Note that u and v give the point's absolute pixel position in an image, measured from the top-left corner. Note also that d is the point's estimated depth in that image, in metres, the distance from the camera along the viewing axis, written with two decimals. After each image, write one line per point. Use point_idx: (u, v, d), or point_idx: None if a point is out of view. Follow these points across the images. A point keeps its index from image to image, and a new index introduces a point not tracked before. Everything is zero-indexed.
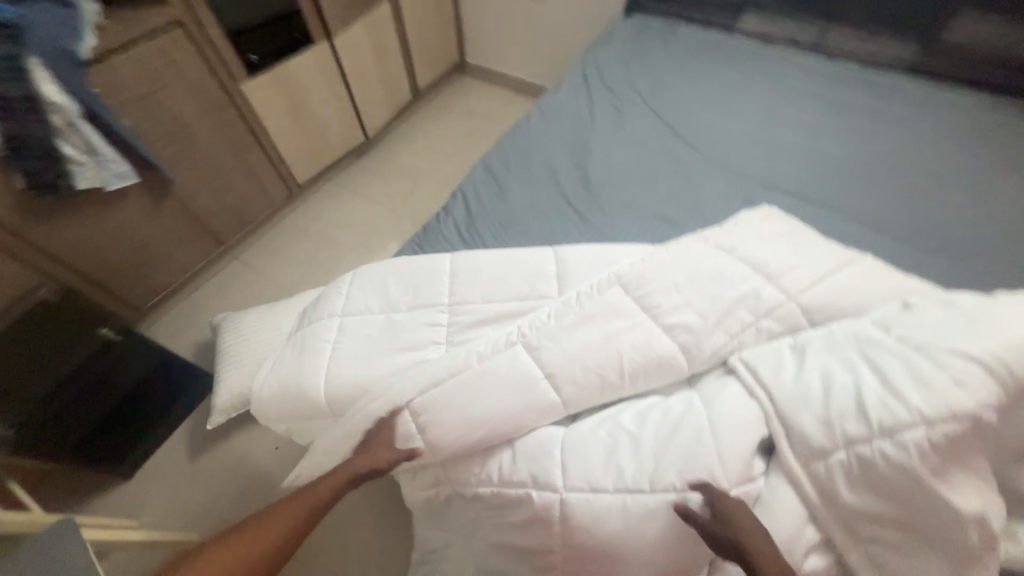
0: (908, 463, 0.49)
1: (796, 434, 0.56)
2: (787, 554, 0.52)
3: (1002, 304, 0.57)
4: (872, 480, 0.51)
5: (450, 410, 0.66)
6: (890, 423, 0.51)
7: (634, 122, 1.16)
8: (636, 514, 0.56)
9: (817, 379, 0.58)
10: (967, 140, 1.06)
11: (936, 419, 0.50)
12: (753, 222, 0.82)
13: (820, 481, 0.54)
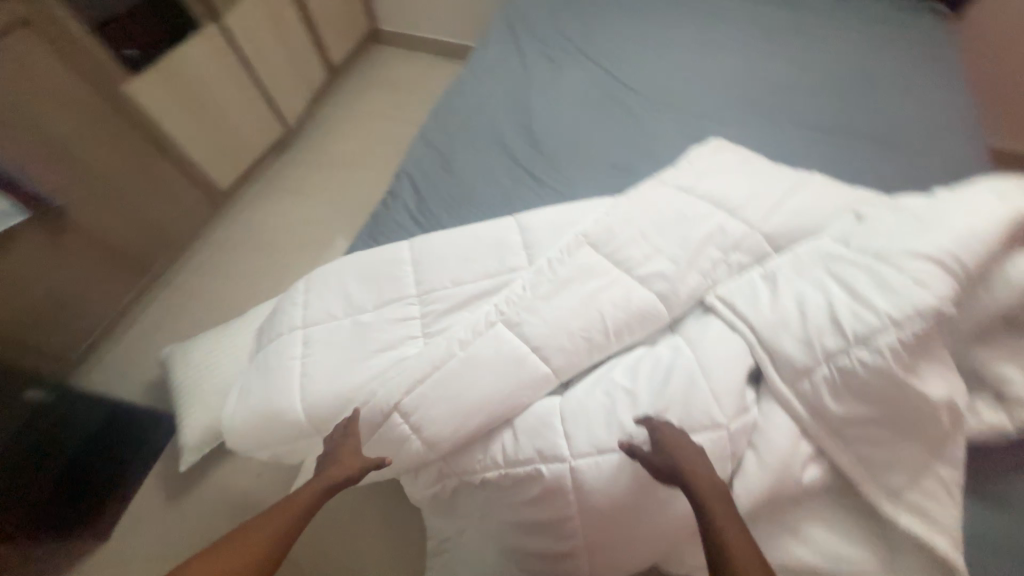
0: (884, 366, 0.52)
1: (781, 359, 0.58)
2: (789, 471, 0.55)
3: (944, 200, 0.61)
4: (855, 386, 0.54)
5: (442, 403, 0.64)
6: (864, 332, 0.54)
7: (571, 70, 1.12)
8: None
9: (792, 303, 0.60)
10: (883, 48, 1.10)
11: (905, 320, 0.53)
12: (705, 158, 0.82)
13: (808, 398, 0.56)
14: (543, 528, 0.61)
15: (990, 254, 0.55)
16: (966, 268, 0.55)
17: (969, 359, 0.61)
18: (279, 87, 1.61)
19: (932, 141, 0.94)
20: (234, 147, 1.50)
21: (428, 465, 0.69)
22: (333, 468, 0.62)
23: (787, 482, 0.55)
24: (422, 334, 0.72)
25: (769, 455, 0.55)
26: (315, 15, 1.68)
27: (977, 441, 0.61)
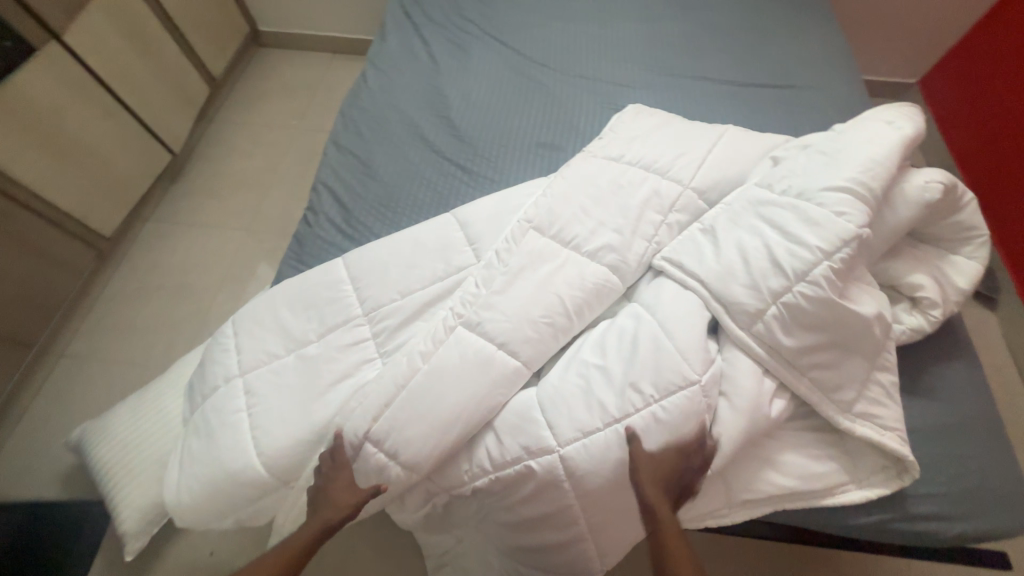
0: (823, 295, 0.57)
1: (734, 307, 0.60)
2: (760, 409, 0.58)
3: (844, 134, 0.66)
4: (802, 319, 0.58)
5: (416, 422, 0.60)
6: (802, 267, 0.58)
7: (478, 52, 1.08)
8: (632, 438, 0.56)
9: (734, 252, 0.62)
10: (761, 1, 1.18)
11: (833, 250, 0.57)
12: (627, 124, 0.83)
13: (765, 338, 0.59)
14: (545, 521, 0.60)
15: (890, 178, 0.61)
16: (874, 193, 0.60)
17: (887, 274, 0.67)
18: (151, 108, 1.41)
19: (818, 81, 1.03)
20: (105, 183, 1.30)
21: (412, 488, 0.65)
22: (329, 508, 0.60)
23: (760, 420, 0.58)
24: (379, 355, 0.67)
25: (740, 398, 0.58)
26: (178, 21, 1.48)
27: (900, 344, 0.69)
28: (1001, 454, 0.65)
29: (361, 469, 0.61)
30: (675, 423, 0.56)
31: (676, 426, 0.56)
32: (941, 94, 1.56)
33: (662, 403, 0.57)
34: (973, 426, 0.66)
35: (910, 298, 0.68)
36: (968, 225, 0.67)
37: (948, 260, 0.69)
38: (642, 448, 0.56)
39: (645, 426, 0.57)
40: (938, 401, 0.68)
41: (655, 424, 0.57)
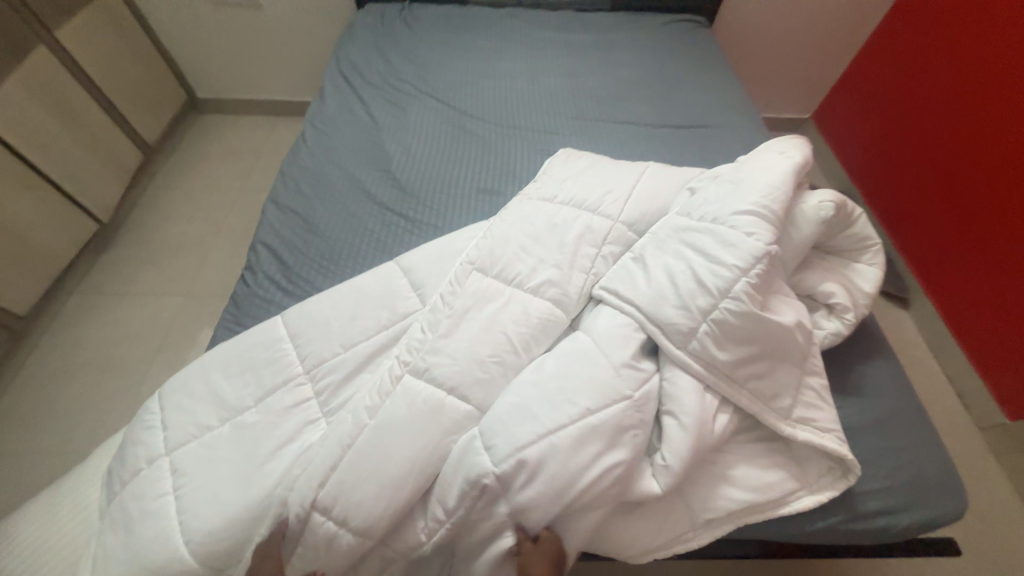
0: (745, 308, 0.61)
1: (669, 327, 0.63)
2: (705, 423, 0.60)
3: (746, 164, 0.74)
4: (731, 333, 0.62)
5: (365, 480, 0.57)
6: (724, 284, 0.62)
7: (416, 109, 1.13)
8: (568, 453, 0.56)
9: (663, 276, 0.66)
10: (667, 54, 1.34)
11: (749, 266, 0.62)
12: (558, 167, 0.89)
13: (700, 355, 0.62)
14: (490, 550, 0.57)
15: (788, 199, 0.68)
16: (777, 213, 0.66)
17: (803, 286, 0.74)
18: (75, 178, 1.34)
19: (724, 119, 1.15)
20: (19, 258, 1.20)
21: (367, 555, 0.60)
22: None
23: (706, 435, 0.59)
24: (324, 413, 0.64)
25: (685, 416, 0.59)
26: (109, 92, 1.46)
27: (825, 349, 0.74)
28: (928, 440, 0.70)
29: (309, 541, 0.56)
30: (608, 435, 0.57)
31: (608, 438, 0.57)
32: (834, 126, 1.79)
33: (597, 413, 0.57)
34: (901, 417, 0.72)
35: (826, 305, 0.74)
36: (863, 236, 0.75)
37: (852, 269, 0.77)
38: (577, 458, 0.56)
39: (579, 435, 0.56)
40: (868, 398, 0.72)
41: (590, 432, 0.56)
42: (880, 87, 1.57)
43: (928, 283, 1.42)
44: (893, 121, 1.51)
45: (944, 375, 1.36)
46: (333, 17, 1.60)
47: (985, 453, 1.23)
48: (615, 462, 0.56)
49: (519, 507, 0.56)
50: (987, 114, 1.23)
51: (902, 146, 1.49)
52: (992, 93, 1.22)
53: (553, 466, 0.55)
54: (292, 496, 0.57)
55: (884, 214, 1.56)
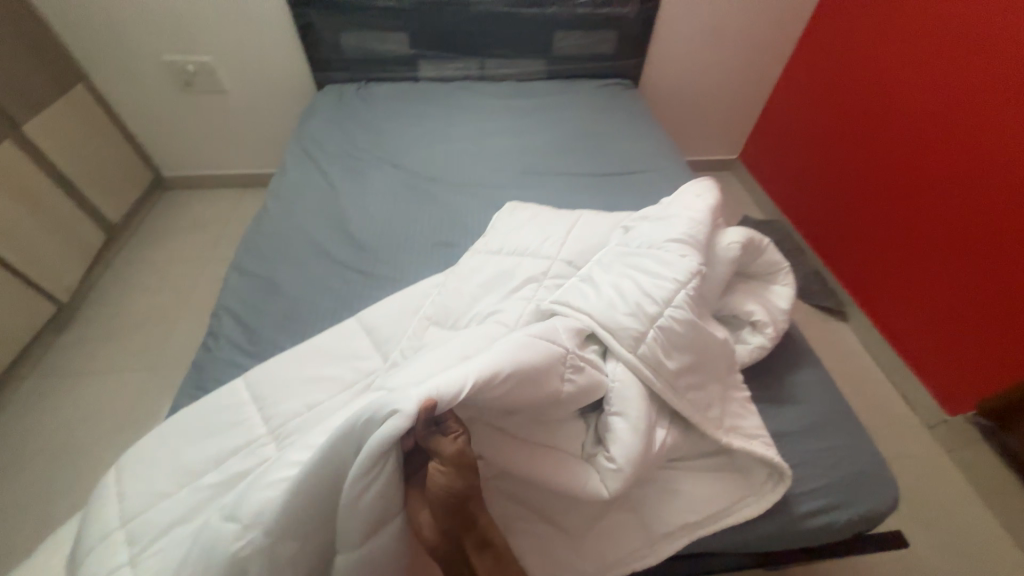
0: (689, 316, 0.69)
1: (619, 331, 0.68)
2: (648, 430, 0.64)
3: (669, 204, 0.85)
4: (676, 339, 0.68)
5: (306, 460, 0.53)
6: (668, 294, 0.69)
7: (372, 173, 1.23)
8: (512, 348, 0.59)
9: (611, 289, 0.72)
10: (600, 113, 1.51)
11: (688, 278, 0.71)
12: (506, 220, 0.98)
13: (649, 358, 0.67)
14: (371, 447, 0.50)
15: (708, 232, 0.78)
16: (701, 242, 0.77)
17: (727, 308, 0.82)
18: (36, 262, 1.36)
19: (655, 166, 1.29)
20: None
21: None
22: None
23: (650, 445, 0.64)
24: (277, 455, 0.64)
25: (632, 418, 0.64)
26: (75, 178, 1.51)
27: (754, 362, 0.81)
28: (858, 437, 0.77)
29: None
30: (543, 351, 0.61)
31: (542, 355, 0.60)
32: (761, 163, 2.01)
33: (539, 335, 0.63)
34: (831, 419, 0.78)
35: (749, 322, 0.82)
36: (773, 261, 0.85)
37: (769, 290, 0.86)
38: (524, 353, 0.59)
39: (526, 341, 0.61)
40: (799, 404, 0.79)
41: (533, 344, 0.61)
42: (793, 127, 1.81)
43: (861, 298, 1.55)
44: (812, 154, 1.71)
45: (887, 379, 1.45)
46: (296, 97, 1.73)
47: (937, 450, 1.30)
48: (542, 377, 0.59)
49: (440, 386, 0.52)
50: (886, 143, 1.42)
51: (819, 175, 1.69)
52: (886, 125, 1.42)
53: (496, 354, 0.57)
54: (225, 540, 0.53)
55: (817, 236, 1.73)
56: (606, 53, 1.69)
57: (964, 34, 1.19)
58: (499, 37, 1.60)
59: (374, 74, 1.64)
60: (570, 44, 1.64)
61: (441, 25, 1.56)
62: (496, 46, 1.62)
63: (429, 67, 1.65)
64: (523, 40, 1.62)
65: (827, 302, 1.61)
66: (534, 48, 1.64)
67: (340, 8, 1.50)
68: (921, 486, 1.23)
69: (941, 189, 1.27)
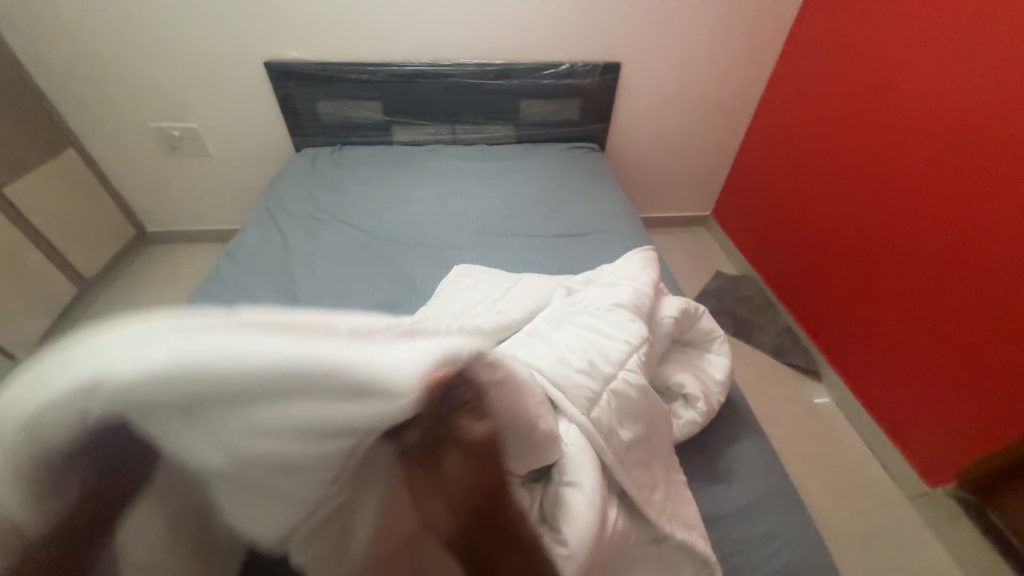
0: (642, 381, 0.67)
1: (570, 390, 0.64)
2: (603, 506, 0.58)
3: (612, 272, 0.88)
4: (627, 406, 0.66)
5: (220, 396, 0.33)
6: (621, 357, 0.68)
7: (331, 235, 1.25)
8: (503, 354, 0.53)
9: (563, 346, 0.70)
10: (562, 175, 1.57)
11: (638, 344, 0.70)
12: (448, 287, 0.98)
13: (599, 424, 0.63)
14: (355, 407, 0.35)
15: (653, 301, 0.79)
16: (643, 311, 0.77)
17: (660, 378, 0.79)
18: None
19: (607, 228, 1.31)
20: None
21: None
22: None
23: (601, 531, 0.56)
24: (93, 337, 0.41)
25: (587, 491, 0.58)
26: (53, 236, 1.55)
27: (687, 438, 0.77)
28: (797, 519, 0.72)
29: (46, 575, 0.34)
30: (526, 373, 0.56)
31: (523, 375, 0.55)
32: (732, 217, 2.04)
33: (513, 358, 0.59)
34: (768, 499, 0.73)
35: (681, 395, 0.78)
36: (708, 330, 0.84)
37: (706, 359, 0.84)
38: (517, 365, 0.54)
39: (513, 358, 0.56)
40: (735, 483, 0.75)
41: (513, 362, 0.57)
42: (760, 175, 1.86)
43: (834, 357, 1.52)
44: (783, 208, 1.73)
45: (865, 444, 1.38)
46: (276, 159, 1.81)
47: (923, 525, 1.19)
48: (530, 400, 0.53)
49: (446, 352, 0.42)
50: (857, 200, 1.42)
51: (786, 223, 1.72)
52: (857, 183, 1.42)
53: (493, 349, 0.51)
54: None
55: (789, 288, 1.72)
56: (571, 119, 1.78)
57: (931, 103, 1.20)
58: (469, 105, 1.70)
59: (350, 138, 1.72)
60: (537, 111, 1.74)
61: (413, 95, 1.65)
62: (466, 113, 1.71)
63: (402, 132, 1.73)
64: (491, 108, 1.71)
65: (799, 362, 1.57)
66: (502, 115, 1.73)
67: (318, 80, 1.60)
68: (908, 567, 1.12)
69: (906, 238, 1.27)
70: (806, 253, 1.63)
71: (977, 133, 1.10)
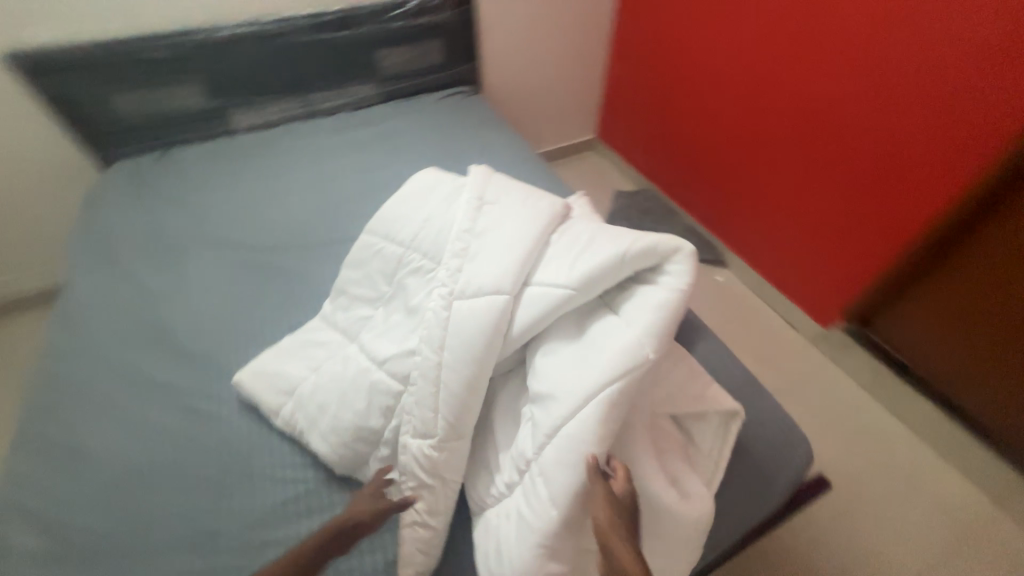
0: (677, 291, 0.56)
1: (623, 309, 0.58)
2: (685, 384, 0.66)
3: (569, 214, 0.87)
4: (663, 332, 0.54)
5: (561, 356, 0.57)
6: (654, 263, 0.59)
7: (192, 262, 1.00)
8: (655, 329, 0.54)
9: (583, 265, 0.59)
10: (446, 129, 1.42)
11: (664, 253, 0.58)
12: (328, 328, 0.79)
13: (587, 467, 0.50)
14: (584, 378, 0.53)
15: None
16: None
17: None
18: None
19: None
20: None
21: (405, 452, 0.60)
22: None
23: (679, 383, 0.66)
24: (417, 252, 0.76)
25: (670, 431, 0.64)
26: None
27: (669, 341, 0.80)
28: (769, 407, 0.76)
29: (409, 447, 0.60)
30: (667, 333, 0.54)
31: (665, 328, 0.54)
32: (619, 125, 2.03)
33: (653, 327, 0.54)
34: (739, 395, 0.77)
35: None
36: None
37: None
38: (656, 341, 0.53)
39: (654, 309, 0.55)
40: None
41: (659, 332, 0.54)
42: (636, 81, 1.84)
43: (737, 249, 1.65)
44: (670, 114, 1.73)
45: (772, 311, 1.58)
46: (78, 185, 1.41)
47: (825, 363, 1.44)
48: (660, 345, 0.54)
49: (629, 354, 0.52)
50: (757, 127, 1.40)
51: (669, 126, 1.75)
52: (818, 117, 1.23)
53: (660, 324, 0.54)
54: (374, 443, 0.65)
55: (703, 191, 1.70)
56: (436, 63, 1.59)
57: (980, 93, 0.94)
58: (314, 66, 1.43)
59: (173, 135, 1.36)
60: (396, 60, 1.52)
61: (240, 67, 1.34)
62: (313, 77, 1.44)
63: (241, 114, 1.41)
64: (342, 65, 1.46)
65: (706, 255, 1.72)
66: (356, 71, 1.49)
67: (94, 69, 1.21)
68: (822, 402, 1.36)
69: (781, 117, 1.32)
70: (693, 151, 1.69)
71: (1004, 148, 0.95)
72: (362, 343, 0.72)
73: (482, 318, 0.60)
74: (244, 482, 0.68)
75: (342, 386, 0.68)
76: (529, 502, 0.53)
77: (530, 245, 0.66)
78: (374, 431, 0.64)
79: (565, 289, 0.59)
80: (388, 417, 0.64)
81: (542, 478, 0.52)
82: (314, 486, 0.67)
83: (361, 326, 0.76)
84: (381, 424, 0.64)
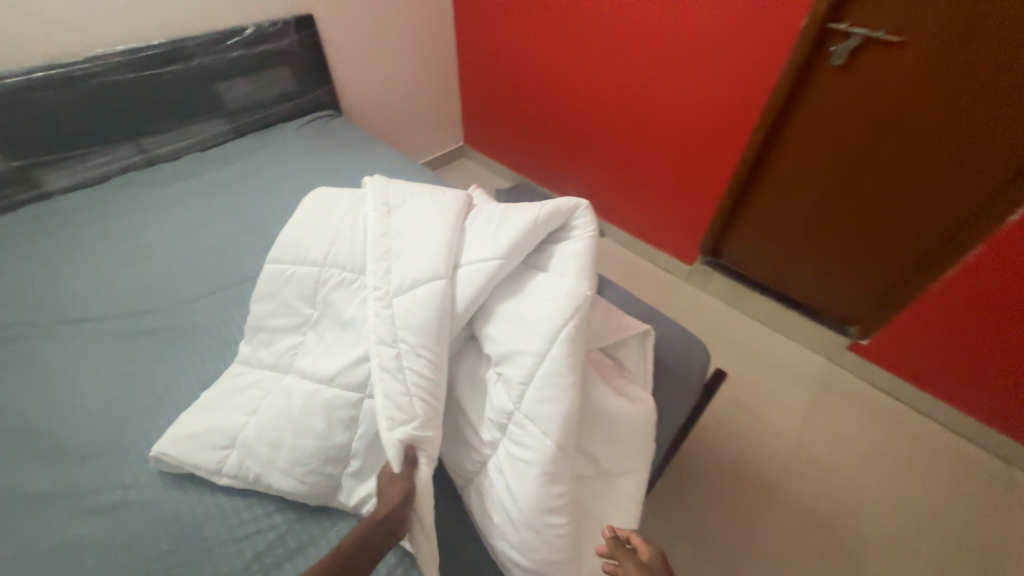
0: (589, 240, 0.67)
1: (552, 264, 0.67)
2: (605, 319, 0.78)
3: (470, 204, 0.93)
4: (590, 272, 0.64)
5: (514, 313, 0.63)
6: (563, 223, 0.69)
7: (46, 349, 0.85)
8: (583, 271, 0.64)
9: (506, 237, 0.66)
10: (319, 155, 1.38)
11: (569, 212, 0.69)
12: (253, 369, 0.74)
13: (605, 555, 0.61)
14: (541, 325, 0.59)
15: None
16: None
17: None
18: None
19: None
20: None
21: (387, 445, 0.58)
22: None
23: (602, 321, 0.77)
24: (335, 268, 0.74)
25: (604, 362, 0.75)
26: None
27: None
28: (671, 329, 0.92)
29: (391, 439, 0.58)
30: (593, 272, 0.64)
31: (589, 268, 0.64)
32: (483, 130, 2.17)
33: (581, 270, 0.64)
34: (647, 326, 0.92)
35: None
36: None
37: None
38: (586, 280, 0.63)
39: (577, 256, 0.65)
40: None
41: (586, 272, 0.64)
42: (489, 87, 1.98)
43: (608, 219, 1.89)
44: (525, 113, 1.91)
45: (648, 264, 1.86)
46: None
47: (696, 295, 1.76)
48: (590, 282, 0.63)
49: (570, 296, 0.61)
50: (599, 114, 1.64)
51: (527, 124, 1.93)
52: (642, 100, 1.49)
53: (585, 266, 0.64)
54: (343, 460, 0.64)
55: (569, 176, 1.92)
56: (288, 91, 1.52)
57: (743, 68, 1.24)
58: (142, 109, 1.27)
59: None
60: (242, 92, 1.42)
61: (42, 120, 1.14)
62: (145, 121, 1.29)
63: (58, 175, 1.20)
64: (178, 104, 1.32)
65: None
66: (197, 109, 1.36)
67: None
68: (700, 325, 1.66)
69: (614, 104, 1.57)
70: (552, 142, 1.89)
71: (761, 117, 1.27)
72: (299, 370, 0.69)
73: (426, 305, 0.63)
74: (202, 554, 0.62)
75: (291, 417, 0.65)
76: (521, 445, 0.58)
77: (450, 231, 0.71)
78: (341, 448, 0.63)
79: (496, 259, 0.65)
80: (352, 429, 0.64)
81: (528, 419, 0.58)
82: (286, 527, 0.65)
83: (291, 356, 0.73)
84: (347, 438, 0.63)
